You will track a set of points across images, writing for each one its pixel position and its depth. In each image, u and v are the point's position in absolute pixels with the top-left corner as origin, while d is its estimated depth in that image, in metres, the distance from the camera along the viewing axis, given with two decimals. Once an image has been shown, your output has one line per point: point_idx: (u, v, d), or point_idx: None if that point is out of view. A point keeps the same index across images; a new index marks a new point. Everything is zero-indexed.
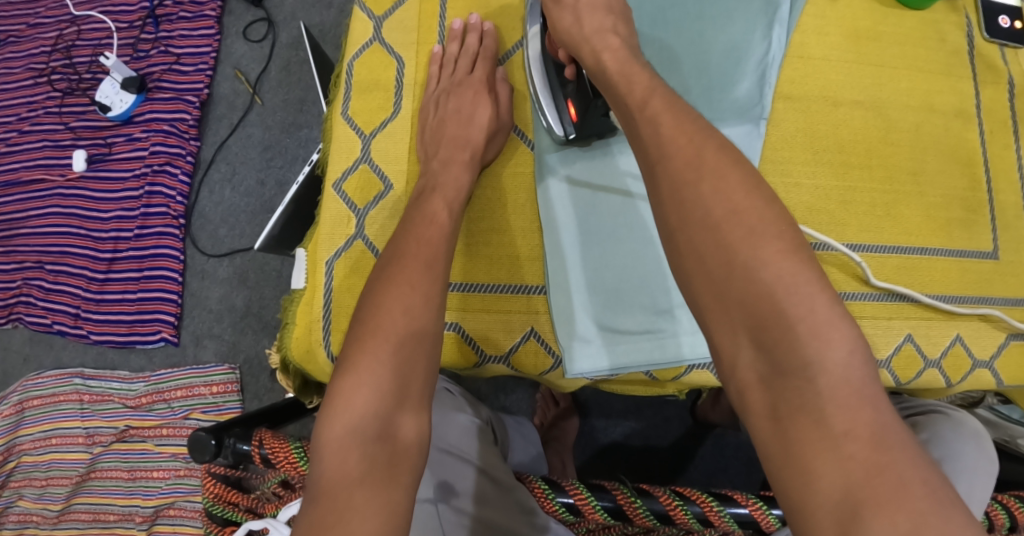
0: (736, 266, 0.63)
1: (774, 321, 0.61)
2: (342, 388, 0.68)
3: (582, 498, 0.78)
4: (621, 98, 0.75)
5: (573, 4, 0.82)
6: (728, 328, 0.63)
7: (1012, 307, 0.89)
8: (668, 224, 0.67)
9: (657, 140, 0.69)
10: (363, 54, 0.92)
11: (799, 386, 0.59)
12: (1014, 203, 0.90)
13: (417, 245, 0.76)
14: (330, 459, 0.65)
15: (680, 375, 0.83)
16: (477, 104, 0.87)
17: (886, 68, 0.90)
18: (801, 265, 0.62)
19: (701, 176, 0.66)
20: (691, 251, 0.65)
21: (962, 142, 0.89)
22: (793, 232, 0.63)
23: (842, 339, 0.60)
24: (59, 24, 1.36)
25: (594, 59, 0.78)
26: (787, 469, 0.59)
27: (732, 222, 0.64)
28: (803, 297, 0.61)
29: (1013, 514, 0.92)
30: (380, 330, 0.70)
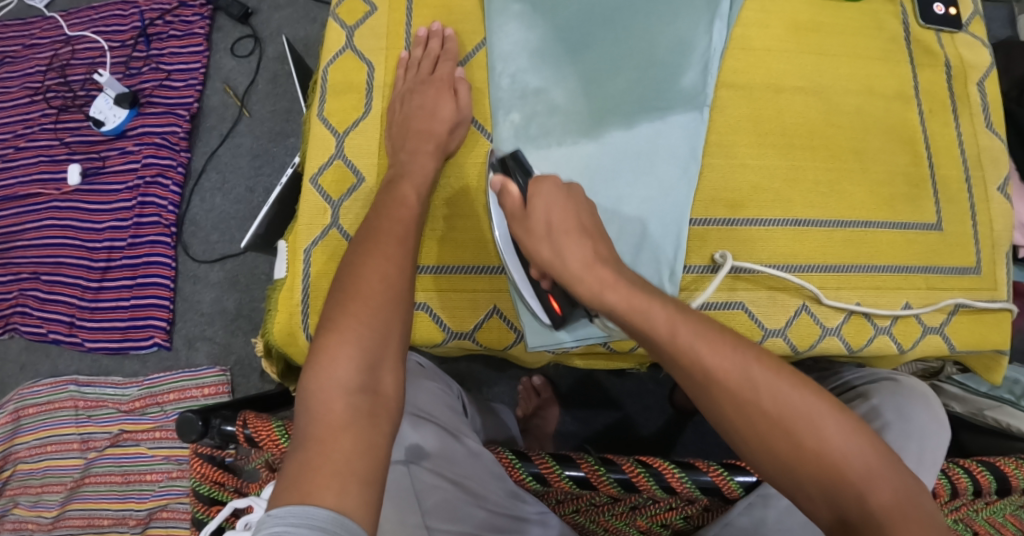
0: (806, 454, 0.68)
1: (849, 490, 0.67)
2: (327, 345, 0.73)
3: (548, 468, 0.86)
4: (643, 335, 0.74)
5: (547, 229, 0.79)
6: (807, 499, 0.69)
7: (959, 276, 0.94)
8: (728, 423, 0.71)
9: (702, 367, 0.71)
10: (337, 60, 0.98)
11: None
12: (956, 177, 0.96)
13: (391, 222, 0.82)
14: (317, 409, 0.70)
15: (637, 344, 0.89)
16: (439, 99, 0.92)
17: (827, 56, 0.97)
18: (856, 437, 0.69)
19: (757, 388, 0.70)
20: (760, 446, 0.70)
21: (903, 122, 0.96)
22: (836, 405, 0.70)
23: (896, 488, 0.67)
24: (54, 44, 1.42)
25: (598, 297, 0.76)
26: None
27: (791, 416, 0.69)
28: (866, 463, 0.68)
29: (975, 479, 0.95)
30: (361, 294, 0.75)
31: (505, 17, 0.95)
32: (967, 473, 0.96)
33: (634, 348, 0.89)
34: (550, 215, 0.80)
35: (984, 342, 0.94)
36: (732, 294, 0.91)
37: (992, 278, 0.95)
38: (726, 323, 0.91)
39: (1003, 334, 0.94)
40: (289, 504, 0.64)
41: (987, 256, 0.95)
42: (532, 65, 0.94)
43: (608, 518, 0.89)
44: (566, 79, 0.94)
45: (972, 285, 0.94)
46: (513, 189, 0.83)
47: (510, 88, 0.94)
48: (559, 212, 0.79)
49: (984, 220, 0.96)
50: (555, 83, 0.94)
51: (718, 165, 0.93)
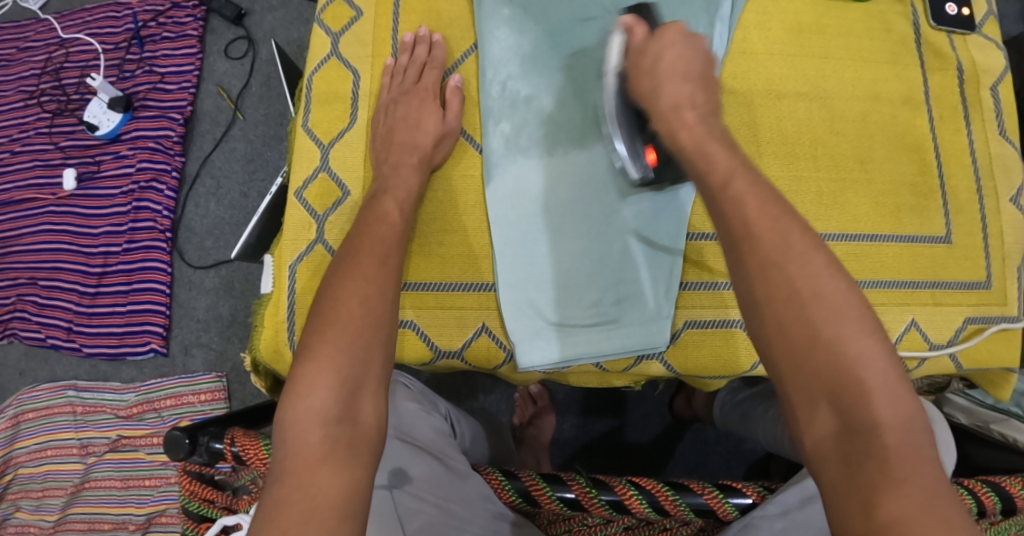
0: (820, 340, 0.65)
1: (854, 387, 0.63)
2: (304, 374, 0.71)
3: (538, 489, 0.84)
4: (699, 173, 0.75)
5: (654, 68, 0.81)
6: (804, 391, 0.65)
7: (968, 291, 0.91)
8: (752, 292, 0.69)
9: (743, 220, 0.70)
10: (321, 68, 0.95)
11: (869, 439, 0.62)
12: (966, 186, 0.92)
13: (371, 244, 0.80)
14: (293, 442, 0.68)
15: (631, 365, 0.88)
16: (423, 110, 0.90)
17: (830, 60, 0.93)
18: (879, 342, 0.65)
19: (789, 257, 0.68)
20: (773, 321, 0.67)
21: (910, 129, 0.93)
22: (867, 307, 0.66)
23: (905, 402, 0.63)
24: (48, 47, 1.41)
25: (670, 129, 0.78)
26: (851, 505, 0.61)
27: (819, 296, 0.66)
28: (878, 367, 0.64)
29: (979, 499, 0.92)
30: (338, 322, 0.73)
31: (495, 22, 0.92)
32: (972, 494, 0.92)
33: (627, 369, 0.89)
34: (661, 57, 0.81)
35: (992, 359, 0.91)
36: (728, 312, 0.88)
37: (1002, 293, 0.91)
38: (725, 342, 0.88)
39: (1013, 351, 0.91)
40: None
41: (998, 269, 0.92)
42: (522, 71, 0.91)
43: None
44: (557, 86, 0.91)
45: (981, 300, 0.91)
46: (639, 30, 0.84)
47: (500, 96, 0.91)
48: (671, 56, 0.81)
49: (996, 232, 0.92)
50: (546, 90, 0.91)
51: None
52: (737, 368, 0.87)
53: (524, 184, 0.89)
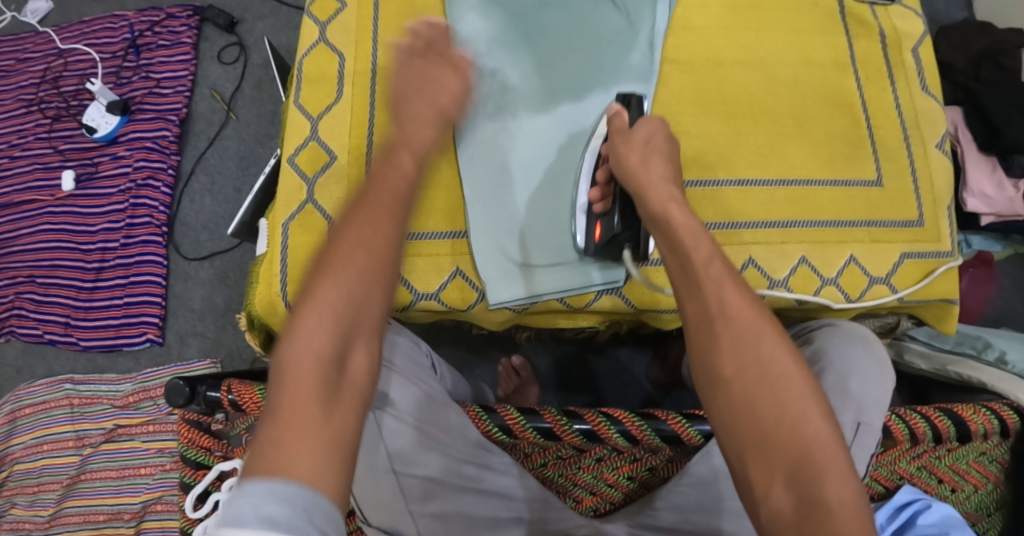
0: (785, 420, 0.67)
1: (812, 466, 0.65)
2: (299, 313, 0.69)
3: (513, 419, 0.92)
4: (682, 249, 0.76)
5: (642, 144, 0.86)
6: (765, 467, 0.66)
7: (902, 229, 1.00)
8: (719, 366, 0.70)
9: (721, 301, 0.72)
10: (311, 52, 1.05)
11: (825, 520, 0.63)
12: (894, 136, 1.03)
13: (387, 196, 0.76)
14: (289, 382, 0.66)
15: (591, 301, 0.96)
16: (448, 78, 0.90)
17: (763, 30, 1.04)
18: (836, 428, 0.67)
19: (759, 341, 0.70)
20: (743, 398, 0.68)
21: (839, 88, 1.04)
22: (826, 396, 0.69)
23: (855, 484, 0.65)
24: (47, 58, 1.50)
25: (661, 208, 0.80)
26: None
27: (786, 382, 0.68)
28: (834, 452, 0.66)
29: (933, 425, 0.96)
30: (343, 268, 0.70)
31: (464, 8, 1.02)
32: (926, 418, 0.96)
33: (589, 304, 0.97)
34: (648, 137, 0.86)
35: (931, 292, 0.99)
36: None
37: (935, 230, 1.01)
38: None
39: (951, 282, 1.00)
40: (259, 479, 0.61)
41: (929, 210, 1.01)
42: (489, 50, 1.01)
43: (575, 471, 0.95)
44: (520, 61, 1.01)
45: (916, 236, 1.00)
46: (625, 116, 0.92)
47: (470, 70, 1.01)
48: (658, 139, 0.86)
49: (925, 176, 1.02)
50: (510, 66, 1.01)
51: None
52: None
53: (491, 146, 0.98)
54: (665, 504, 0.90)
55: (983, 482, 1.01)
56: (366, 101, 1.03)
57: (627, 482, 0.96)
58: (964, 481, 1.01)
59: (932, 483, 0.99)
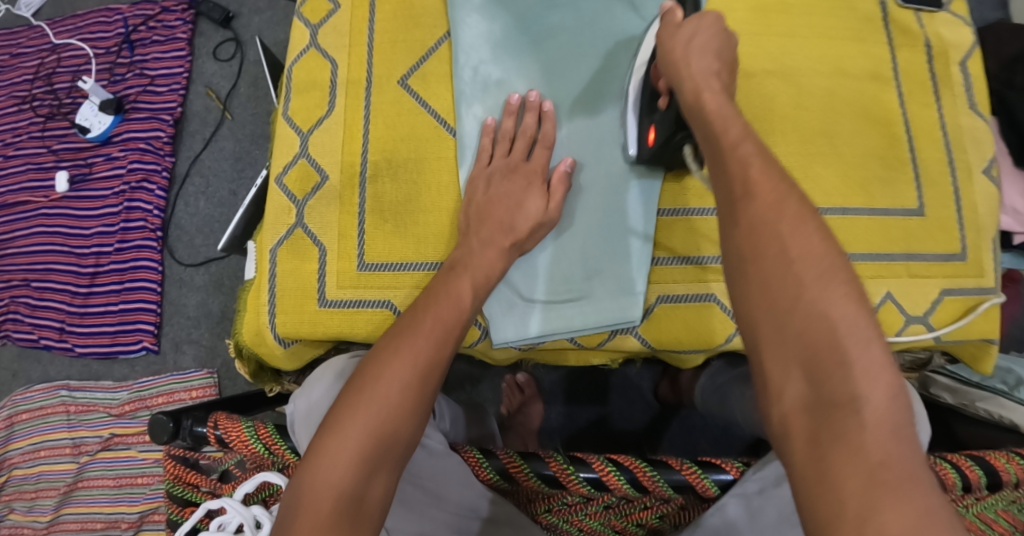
0: (803, 302, 0.63)
1: (833, 355, 0.61)
2: (324, 445, 0.69)
3: (515, 466, 0.87)
4: (714, 135, 0.75)
5: (688, 42, 0.83)
6: (780, 358, 0.63)
7: (942, 263, 0.92)
8: (739, 252, 0.67)
9: (745, 178, 0.70)
10: (302, 58, 0.98)
11: (844, 416, 0.59)
12: (937, 158, 0.95)
13: (432, 324, 0.76)
14: (303, 508, 0.66)
15: (604, 340, 0.90)
16: (528, 192, 0.87)
17: (795, 38, 0.96)
18: (861, 308, 0.62)
19: (781, 220, 0.66)
20: (758, 280, 0.66)
21: (878, 103, 0.95)
22: (854, 277, 0.64)
23: (887, 378, 0.60)
24: (40, 53, 1.44)
25: (695, 97, 0.78)
26: (817, 489, 0.58)
27: (806, 262, 0.64)
28: (862, 338, 0.61)
29: (965, 474, 0.89)
30: (375, 398, 0.71)
31: (467, 9, 0.96)
32: (956, 468, 0.89)
33: (602, 343, 0.90)
34: (695, 35, 0.83)
35: (969, 333, 0.91)
36: (703, 286, 0.89)
37: (977, 265, 0.93)
38: (697, 315, 0.88)
39: (992, 322, 0.92)
40: None
41: (972, 240, 0.93)
42: (493, 57, 0.95)
43: (581, 518, 0.89)
44: (526, 69, 0.95)
45: (956, 271, 0.92)
46: (679, 13, 0.87)
47: (472, 80, 0.95)
48: (705, 36, 0.82)
49: (969, 203, 0.94)
50: (516, 74, 0.95)
51: None
52: (711, 341, 0.88)
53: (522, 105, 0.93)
54: None
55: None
56: (360, 114, 0.95)
57: (636, 529, 0.90)
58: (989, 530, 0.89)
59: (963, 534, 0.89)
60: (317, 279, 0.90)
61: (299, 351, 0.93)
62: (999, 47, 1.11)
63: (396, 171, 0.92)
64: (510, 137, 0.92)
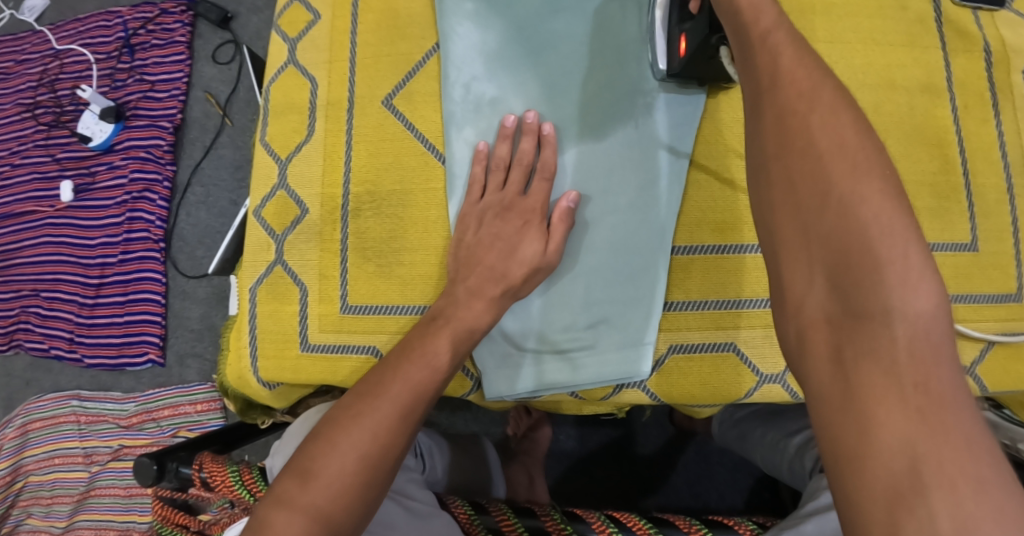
0: (831, 199, 0.57)
1: (863, 262, 0.55)
2: (272, 522, 0.64)
3: (507, 522, 0.83)
4: (745, 30, 0.66)
5: None
6: (803, 260, 0.58)
7: (994, 306, 0.81)
8: (763, 147, 0.62)
9: (774, 67, 0.63)
10: (280, 76, 0.93)
11: (874, 331, 0.54)
12: (995, 185, 0.82)
13: (401, 388, 0.71)
14: None
15: (608, 394, 0.83)
16: (524, 235, 0.80)
17: (837, 44, 0.84)
18: (895, 204, 0.56)
19: (814, 104, 0.60)
20: (782, 177, 0.60)
21: (929, 120, 0.83)
22: (891, 168, 0.58)
23: (926, 287, 0.54)
24: (43, 59, 1.41)
25: None
26: (844, 414, 0.53)
27: (837, 153, 0.58)
28: (898, 239, 0.55)
29: None
30: (326, 470, 0.66)
31: (458, 17, 0.89)
32: None
33: (605, 397, 0.83)
34: None
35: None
36: (721, 334, 0.81)
37: None
38: (713, 367, 0.81)
39: None
40: None
41: None
42: (487, 72, 0.88)
43: None
44: (525, 85, 0.87)
45: (1010, 315, 0.81)
46: None
47: (464, 99, 0.87)
48: None
49: None
50: (512, 92, 0.87)
51: (696, 180, 0.84)
52: (729, 395, 0.81)
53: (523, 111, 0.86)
54: None
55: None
56: (341, 139, 0.89)
57: None
58: None
59: None
60: (298, 322, 0.85)
61: (287, 391, 0.89)
62: None
63: (380, 205, 0.87)
64: (505, 165, 0.84)
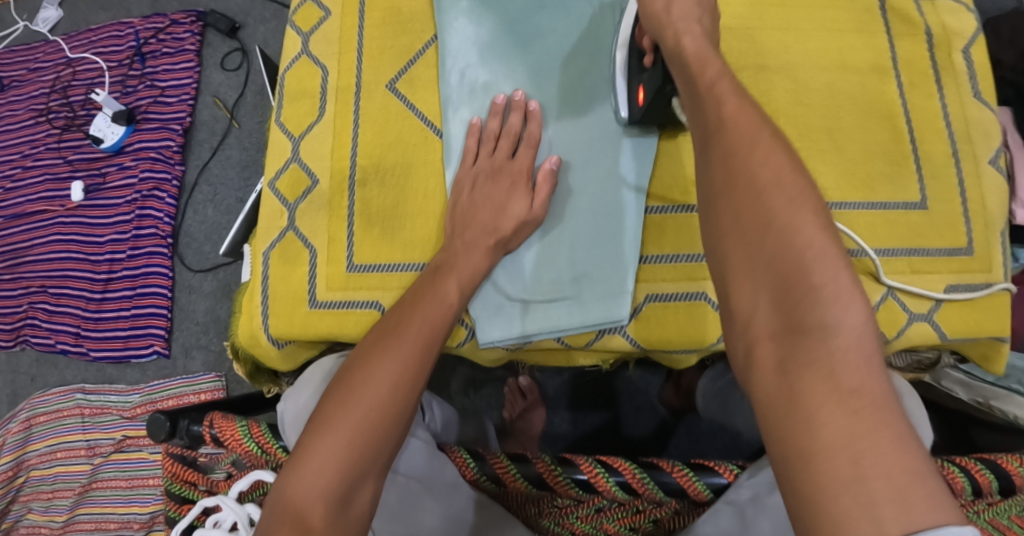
0: (772, 229, 0.64)
1: (800, 284, 0.62)
2: (312, 447, 0.70)
3: (502, 467, 0.87)
4: (693, 81, 0.77)
5: None
6: (750, 281, 0.65)
7: (947, 259, 0.88)
8: (712, 183, 0.69)
9: (719, 116, 0.72)
10: (294, 65, 1.01)
11: (813, 344, 0.60)
12: (941, 151, 0.91)
13: (420, 324, 0.78)
14: (289, 518, 0.66)
15: (592, 340, 0.90)
16: (512, 196, 0.88)
17: (793, 31, 0.94)
18: (829, 237, 0.64)
19: (754, 145, 0.69)
20: (729, 210, 0.67)
21: (879, 95, 0.92)
22: (823, 206, 0.66)
23: (857, 306, 0.61)
24: (57, 67, 1.49)
25: (676, 41, 0.79)
26: (790, 419, 0.59)
27: (775, 188, 0.66)
28: (830, 265, 0.62)
29: (973, 478, 0.88)
30: (362, 397, 0.72)
31: (455, 13, 0.98)
32: (964, 470, 0.89)
33: (590, 343, 0.90)
34: None
35: (979, 329, 0.87)
36: (694, 285, 0.88)
37: (986, 259, 0.88)
38: (690, 316, 0.88)
39: (1004, 320, 0.87)
40: None
41: (981, 234, 0.89)
42: (481, 60, 0.96)
43: (572, 521, 0.88)
44: (515, 70, 0.96)
45: (962, 267, 0.88)
46: None
47: (459, 84, 0.96)
48: None
49: (977, 198, 0.90)
50: (503, 77, 0.96)
51: (671, 148, 0.91)
52: (702, 341, 0.87)
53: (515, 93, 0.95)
54: None
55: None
56: (349, 120, 0.97)
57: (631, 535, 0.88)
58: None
59: None
60: (308, 281, 0.92)
61: (294, 353, 0.95)
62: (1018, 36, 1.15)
63: (383, 177, 0.94)
64: (496, 136, 0.92)
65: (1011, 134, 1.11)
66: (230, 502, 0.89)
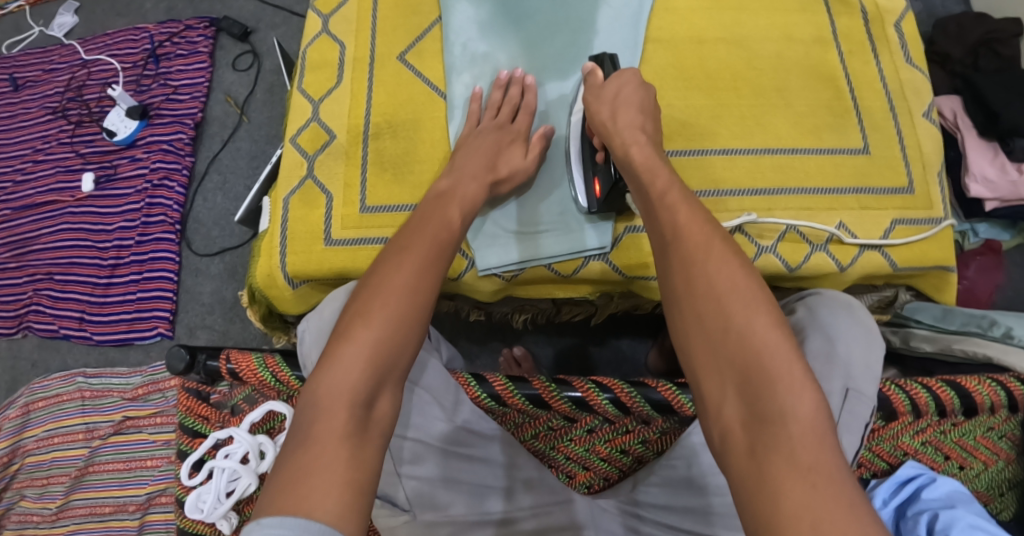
0: (731, 331, 0.67)
1: (759, 377, 0.65)
2: (340, 349, 0.72)
3: (503, 387, 0.91)
4: (645, 188, 0.82)
5: (614, 97, 0.93)
6: (715, 378, 0.67)
7: (891, 196, 0.99)
8: (673, 287, 0.72)
9: (673, 224, 0.75)
10: (315, 42, 1.11)
11: (775, 430, 0.63)
12: (880, 107, 1.03)
13: (434, 234, 0.81)
14: (320, 413, 0.69)
15: (579, 267, 0.99)
16: (508, 147, 0.98)
17: (744, 11, 1.07)
18: (784, 333, 0.67)
19: (710, 252, 0.71)
20: (691, 313, 0.69)
21: (824, 61, 1.05)
22: (776, 306, 0.68)
23: (811, 394, 0.64)
24: (71, 68, 1.59)
25: (624, 151, 0.87)
26: (758, 494, 0.62)
27: (729, 293, 0.68)
28: (786, 360, 0.65)
29: (937, 396, 0.89)
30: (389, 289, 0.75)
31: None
32: (928, 389, 0.89)
33: (577, 271, 1.00)
34: (619, 90, 0.94)
35: (925, 258, 0.98)
36: None
37: (927, 197, 1.00)
38: None
39: (946, 250, 0.99)
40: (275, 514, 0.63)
41: (920, 175, 1.01)
42: (480, 35, 1.07)
43: (567, 443, 0.93)
44: (509, 44, 1.07)
45: (905, 203, 0.99)
46: (599, 73, 0.98)
47: (462, 55, 1.07)
48: (628, 90, 0.93)
49: (915, 146, 1.02)
50: (499, 49, 1.07)
51: None
52: None
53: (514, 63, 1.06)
54: (658, 480, 0.87)
55: (993, 460, 0.92)
56: (364, 84, 1.07)
57: (621, 457, 0.93)
58: (973, 458, 0.91)
59: (938, 460, 0.90)
60: (325, 221, 1.00)
61: (306, 295, 1.03)
62: (963, 33, 1.28)
63: (395, 131, 1.04)
64: (498, 105, 1.02)
65: (959, 117, 1.22)
66: (242, 433, 0.94)
